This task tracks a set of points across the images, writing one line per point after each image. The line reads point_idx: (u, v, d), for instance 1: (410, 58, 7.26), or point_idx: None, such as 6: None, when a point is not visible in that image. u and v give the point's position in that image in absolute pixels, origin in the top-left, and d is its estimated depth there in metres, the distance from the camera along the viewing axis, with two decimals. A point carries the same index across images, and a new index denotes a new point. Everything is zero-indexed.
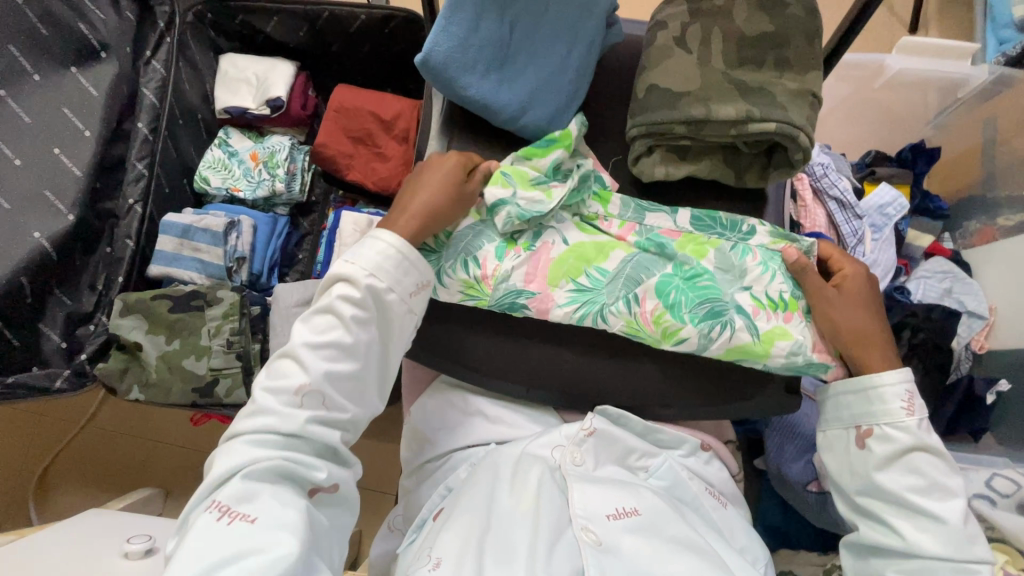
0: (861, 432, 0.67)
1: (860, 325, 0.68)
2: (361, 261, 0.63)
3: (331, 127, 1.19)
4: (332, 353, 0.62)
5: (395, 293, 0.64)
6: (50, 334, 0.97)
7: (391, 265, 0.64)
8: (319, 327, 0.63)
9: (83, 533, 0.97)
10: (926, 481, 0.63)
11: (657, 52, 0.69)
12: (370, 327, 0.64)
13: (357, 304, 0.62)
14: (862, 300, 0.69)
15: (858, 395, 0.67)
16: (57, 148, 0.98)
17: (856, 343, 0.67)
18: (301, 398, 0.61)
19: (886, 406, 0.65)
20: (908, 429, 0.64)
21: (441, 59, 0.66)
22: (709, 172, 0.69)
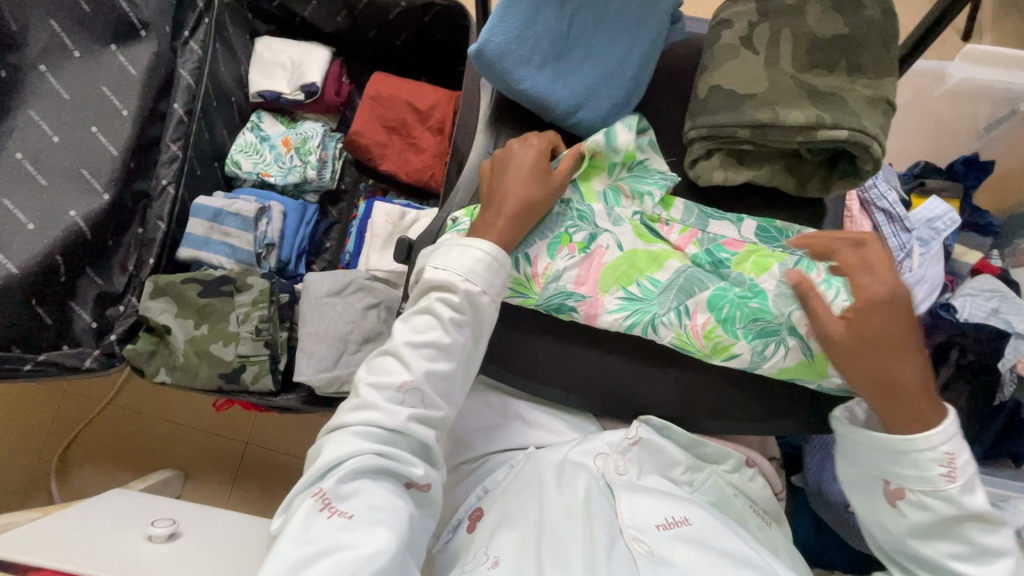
0: (893, 489, 0.61)
1: (896, 375, 0.59)
2: (458, 260, 0.63)
3: (366, 115, 1.17)
4: (430, 354, 0.63)
5: (489, 295, 0.63)
6: (80, 313, 0.97)
7: (485, 269, 0.63)
8: (418, 326, 0.63)
9: (106, 513, 0.96)
10: (969, 543, 0.59)
11: (721, 52, 0.66)
12: (465, 330, 0.63)
13: (456, 307, 0.62)
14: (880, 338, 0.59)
15: (894, 458, 0.60)
16: (95, 126, 0.97)
17: (893, 394, 0.59)
18: (403, 395, 0.61)
19: (923, 474, 0.58)
20: (947, 497, 0.58)
21: (497, 50, 0.65)
22: (771, 179, 0.66)
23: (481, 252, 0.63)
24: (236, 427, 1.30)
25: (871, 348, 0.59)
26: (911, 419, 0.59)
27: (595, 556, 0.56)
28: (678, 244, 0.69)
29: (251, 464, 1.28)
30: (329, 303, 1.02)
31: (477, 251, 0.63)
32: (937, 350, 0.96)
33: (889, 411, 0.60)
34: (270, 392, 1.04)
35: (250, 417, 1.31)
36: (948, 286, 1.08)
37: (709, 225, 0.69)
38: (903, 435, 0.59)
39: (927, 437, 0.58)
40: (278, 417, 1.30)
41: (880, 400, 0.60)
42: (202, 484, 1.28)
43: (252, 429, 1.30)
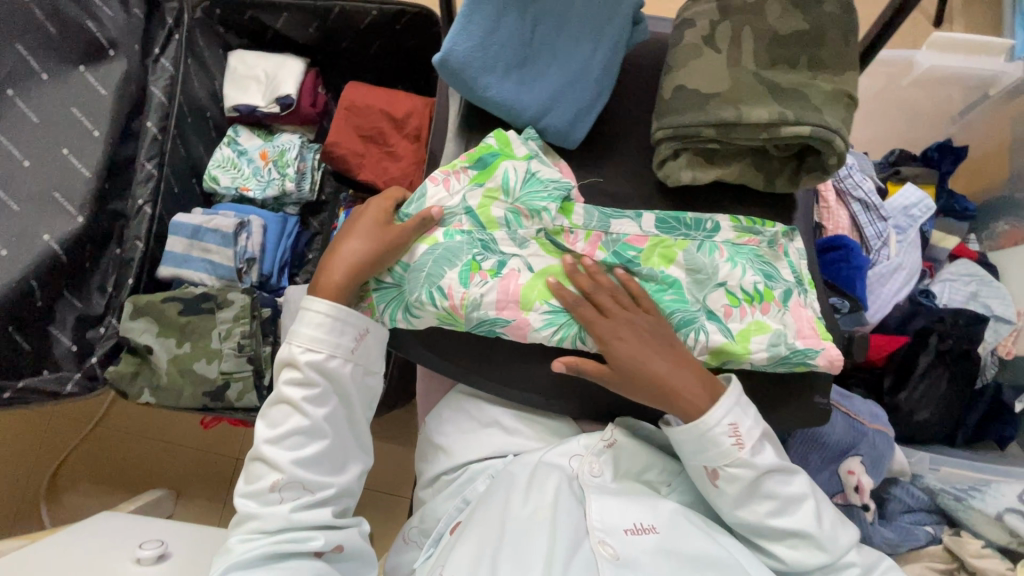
0: (709, 471, 0.63)
1: (651, 375, 0.62)
2: (299, 343, 0.65)
3: (342, 125, 1.17)
4: (297, 440, 0.65)
5: (336, 358, 0.66)
6: (60, 337, 0.96)
7: (325, 335, 0.65)
8: (277, 419, 0.66)
9: (93, 537, 0.96)
10: (778, 498, 0.62)
11: (684, 51, 0.66)
12: (323, 400, 0.66)
13: (303, 382, 0.65)
14: (641, 344, 0.63)
15: (695, 443, 0.62)
16: (67, 149, 0.97)
17: (666, 391, 0.62)
18: (278, 492, 0.64)
19: (720, 450, 0.61)
20: (749, 462, 0.61)
21: (460, 60, 0.65)
22: (738, 176, 0.66)
23: (319, 318, 0.65)
24: (226, 444, 1.30)
25: (642, 357, 0.63)
26: (687, 408, 0.62)
27: (557, 561, 0.58)
28: (586, 252, 0.69)
29: None
30: None
31: (312, 315, 0.65)
32: (918, 336, 0.95)
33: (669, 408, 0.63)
34: (255, 408, 1.03)
35: (239, 433, 1.30)
36: (927, 272, 1.08)
37: (611, 225, 0.69)
38: (689, 423, 0.62)
39: (706, 418, 0.61)
40: None
41: (655, 402, 0.63)
42: (194, 502, 1.28)
43: (242, 444, 1.29)
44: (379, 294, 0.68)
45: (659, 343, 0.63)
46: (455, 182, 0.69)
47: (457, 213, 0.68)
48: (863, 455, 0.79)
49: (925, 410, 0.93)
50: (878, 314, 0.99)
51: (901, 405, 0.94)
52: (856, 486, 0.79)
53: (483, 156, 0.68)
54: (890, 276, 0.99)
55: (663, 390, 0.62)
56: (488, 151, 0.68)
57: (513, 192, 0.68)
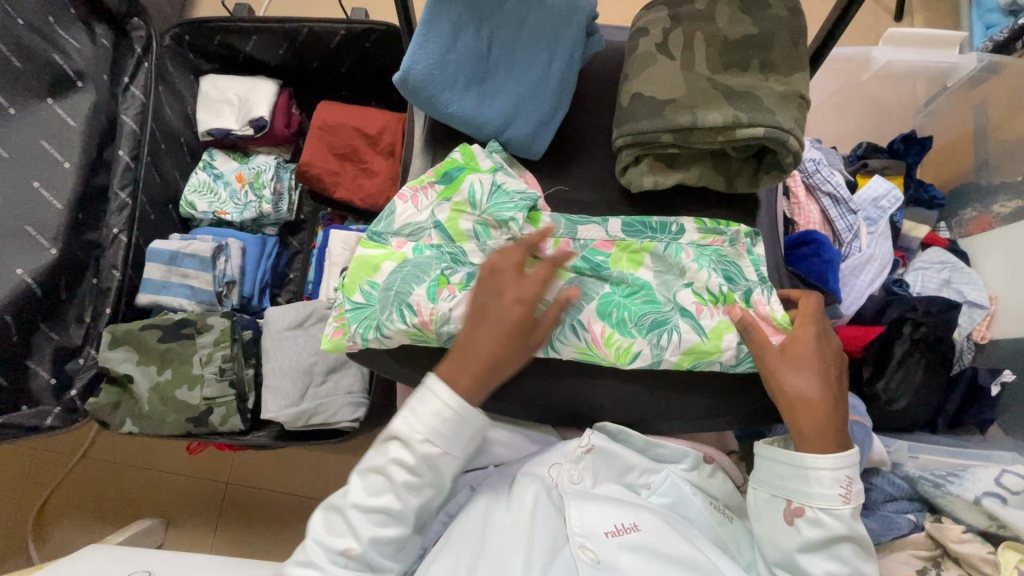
0: (793, 508, 0.62)
1: (797, 393, 0.62)
2: (420, 425, 0.61)
3: (315, 145, 1.17)
4: (380, 519, 0.62)
5: (448, 455, 0.61)
6: (39, 371, 0.97)
7: (447, 430, 0.60)
8: (371, 487, 0.62)
9: (78, 570, 0.95)
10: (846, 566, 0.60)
11: (640, 59, 0.67)
12: (419, 492, 0.62)
13: (410, 470, 0.61)
14: (808, 363, 0.63)
15: (794, 474, 0.61)
16: (37, 182, 0.97)
17: (803, 410, 0.61)
18: (346, 561, 0.61)
19: (825, 492, 0.60)
20: (841, 516, 0.60)
21: (418, 78, 0.66)
22: (699, 179, 0.67)
23: (444, 411, 0.60)
24: (215, 468, 1.29)
25: (803, 370, 0.62)
26: (814, 441, 0.61)
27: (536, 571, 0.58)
28: None
29: (233, 504, 1.27)
30: (291, 337, 1.02)
31: (438, 406, 0.60)
32: (892, 325, 0.96)
33: (798, 429, 0.61)
34: (239, 431, 1.03)
35: (227, 456, 1.29)
36: (900, 262, 1.10)
37: (578, 232, 0.70)
38: (803, 453, 0.61)
39: (822, 462, 0.60)
40: (255, 453, 1.29)
41: (787, 416, 0.62)
42: (185, 529, 1.27)
43: (232, 468, 1.28)
44: (348, 315, 0.67)
45: (808, 375, 0.62)
46: (423, 198, 0.71)
47: (426, 228, 0.69)
48: None
49: (904, 398, 0.93)
50: (854, 305, 1.01)
51: (880, 394, 0.94)
52: None
53: (448, 172, 0.70)
54: (863, 267, 1.00)
55: (801, 407, 0.61)
56: (453, 165, 0.69)
57: (479, 203, 0.68)
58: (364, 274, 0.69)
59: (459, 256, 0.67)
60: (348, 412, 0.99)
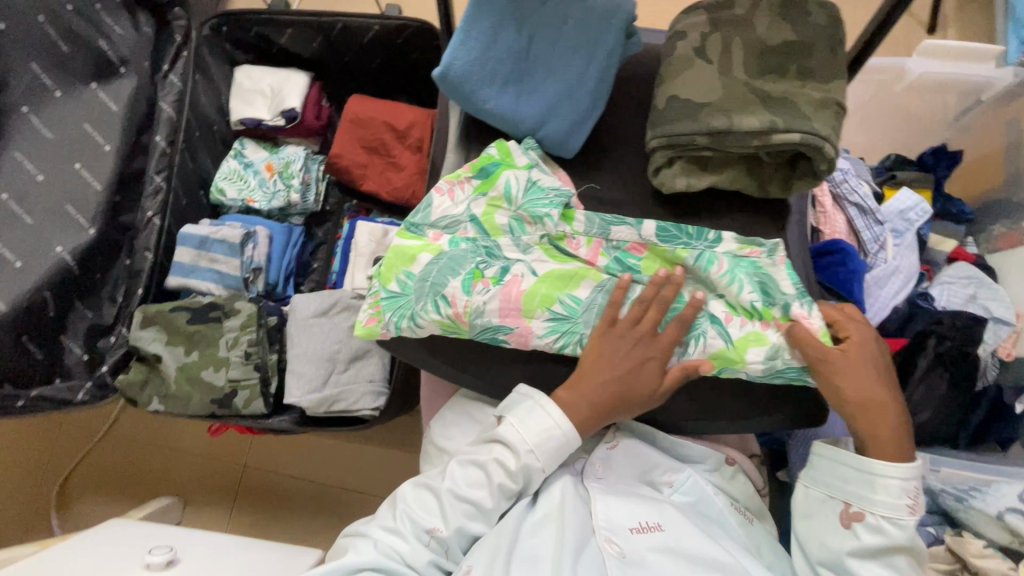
0: (852, 512, 0.63)
1: (863, 398, 0.64)
2: (527, 435, 0.66)
3: (346, 138, 1.20)
4: (467, 510, 0.66)
5: (544, 472, 0.67)
6: (72, 347, 0.99)
7: (552, 450, 0.66)
8: (470, 478, 0.67)
9: (103, 543, 0.97)
10: (899, 574, 0.61)
11: (677, 62, 0.68)
12: (509, 498, 0.67)
13: (509, 475, 0.66)
14: (870, 367, 0.64)
15: (857, 478, 0.63)
16: (79, 163, 0.99)
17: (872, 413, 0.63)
18: (427, 540, 0.66)
19: (889, 500, 0.62)
20: (903, 525, 0.61)
21: (459, 74, 0.67)
22: (732, 183, 0.68)
23: (549, 427, 0.66)
24: (233, 451, 1.31)
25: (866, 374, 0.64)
26: (886, 447, 0.63)
27: (564, 561, 0.62)
28: (588, 258, 0.70)
29: (249, 487, 1.29)
30: (316, 324, 1.04)
31: (550, 427, 0.66)
32: (916, 338, 0.96)
33: (874, 437, 0.63)
34: (261, 414, 1.05)
35: (245, 440, 1.32)
36: (925, 275, 1.09)
37: (611, 232, 0.71)
38: (880, 461, 0.62)
39: (900, 469, 0.62)
40: (272, 438, 1.31)
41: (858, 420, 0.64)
42: (202, 509, 1.29)
43: (250, 452, 1.31)
44: (384, 303, 0.69)
45: (870, 379, 0.64)
46: (459, 192, 0.72)
47: (462, 220, 0.71)
48: None
49: (926, 412, 0.93)
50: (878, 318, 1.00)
51: None
52: None
53: (485, 167, 0.71)
54: (888, 279, 1.00)
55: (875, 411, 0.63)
56: (490, 161, 0.71)
57: (515, 199, 0.70)
58: (400, 264, 0.70)
59: (494, 250, 0.69)
60: (369, 400, 1.02)
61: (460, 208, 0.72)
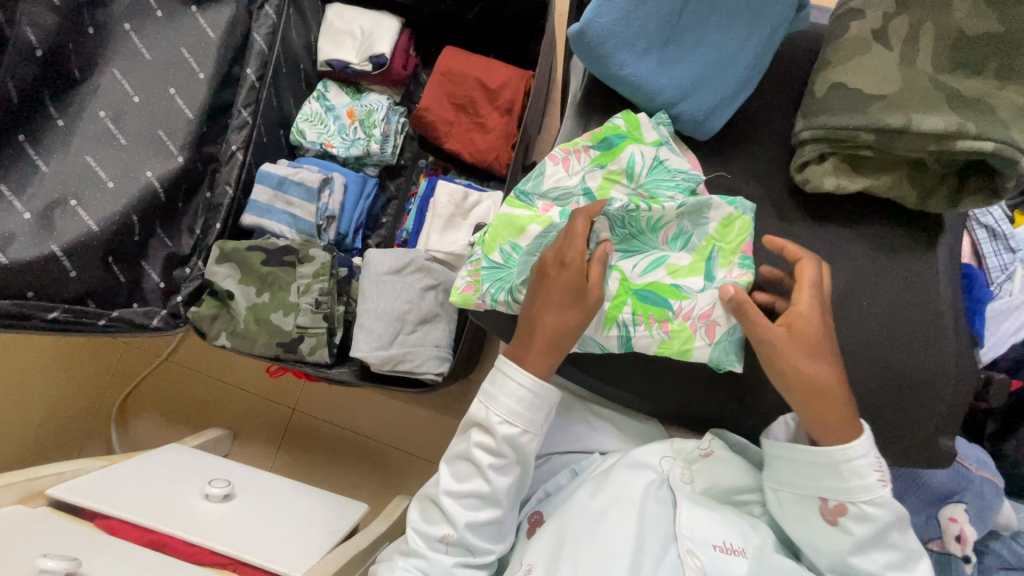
0: (832, 506, 0.58)
1: (812, 376, 0.56)
2: (495, 407, 0.63)
3: (435, 92, 1.15)
4: (471, 502, 0.65)
5: (529, 433, 0.64)
6: (150, 273, 0.99)
7: (524, 409, 0.63)
8: (461, 473, 0.66)
9: (167, 467, 1.00)
10: (898, 550, 0.58)
11: (848, 45, 0.60)
12: (507, 470, 0.64)
13: (493, 452, 0.64)
14: (810, 348, 0.56)
15: (824, 472, 0.57)
16: (173, 89, 0.98)
17: (816, 398, 0.56)
18: (447, 545, 0.66)
19: (860, 484, 0.56)
20: (884, 501, 0.56)
21: (600, 33, 0.61)
22: (888, 190, 0.60)
23: (519, 390, 0.62)
24: (285, 394, 1.33)
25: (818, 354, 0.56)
26: (830, 430, 0.57)
27: (639, 568, 0.59)
28: None
29: (297, 430, 1.31)
30: (388, 281, 1.01)
31: (514, 388, 0.63)
32: None
33: (815, 417, 0.57)
34: (325, 364, 1.05)
35: (297, 385, 1.32)
36: None
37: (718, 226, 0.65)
38: (831, 449, 0.56)
39: (855, 449, 0.55)
40: (324, 387, 1.31)
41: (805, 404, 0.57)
42: (250, 445, 1.32)
43: (300, 397, 1.32)
44: (485, 272, 0.66)
45: (812, 352, 0.57)
46: (575, 161, 0.66)
47: (575, 193, 0.66)
48: (968, 504, 0.73)
49: None
50: (991, 353, 0.90)
51: (1009, 454, 0.88)
52: (957, 536, 0.73)
53: (608, 138, 0.65)
54: (1008, 315, 0.88)
55: (816, 397, 0.56)
56: (614, 132, 0.65)
57: (636, 178, 0.64)
58: (506, 234, 0.66)
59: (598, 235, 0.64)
60: (434, 365, 1.00)
61: (574, 178, 0.66)
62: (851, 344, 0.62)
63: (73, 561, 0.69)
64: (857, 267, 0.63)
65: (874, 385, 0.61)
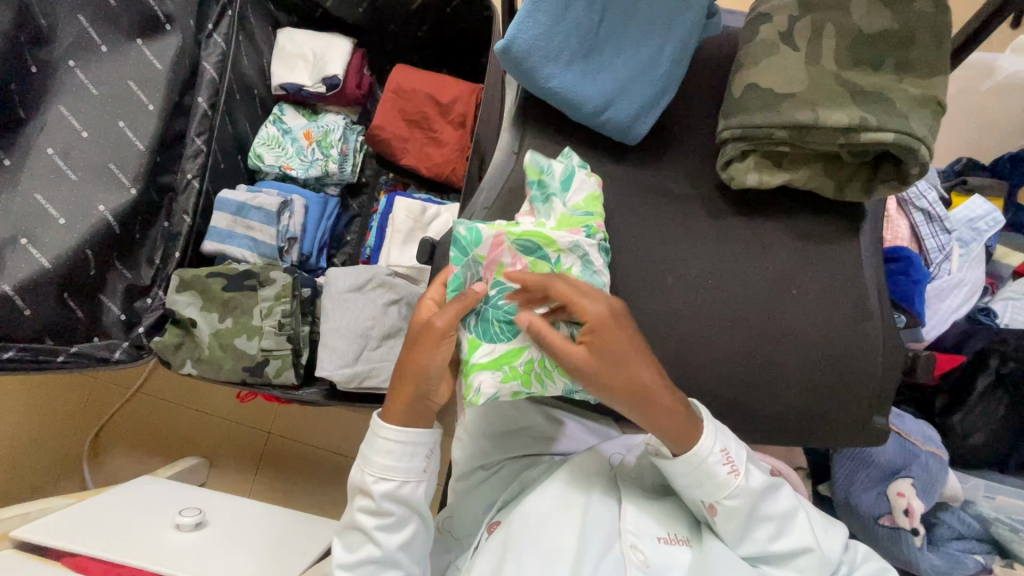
0: (707, 505, 0.62)
1: (636, 382, 0.58)
2: (368, 470, 0.66)
3: (388, 109, 1.17)
4: (369, 569, 0.67)
5: (408, 483, 0.66)
6: (110, 306, 0.98)
7: (395, 461, 0.65)
8: (352, 545, 0.68)
9: (137, 500, 0.99)
10: (774, 520, 0.62)
11: (759, 47, 0.63)
12: (394, 528, 0.66)
13: (375, 512, 0.66)
14: (619, 351, 0.57)
15: (683, 477, 0.61)
16: (123, 122, 0.98)
17: (646, 398, 0.58)
18: None
19: (715, 481, 0.60)
20: (741, 489, 0.60)
21: (525, 47, 0.63)
22: (806, 183, 0.63)
23: (388, 446, 0.65)
24: (260, 417, 1.33)
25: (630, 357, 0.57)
26: (664, 425, 0.59)
27: (581, 563, 0.61)
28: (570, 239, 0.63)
29: (273, 453, 1.31)
30: (350, 299, 1.03)
31: (382, 445, 0.65)
32: (978, 357, 0.89)
33: (649, 418, 0.58)
34: (293, 385, 1.05)
35: (271, 408, 1.32)
36: (988, 289, 1.01)
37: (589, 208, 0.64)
38: (686, 455, 0.60)
39: (701, 449, 0.59)
40: (299, 408, 1.31)
41: (636, 405, 0.58)
42: (227, 472, 1.31)
43: (276, 419, 1.32)
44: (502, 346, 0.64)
45: (626, 358, 0.57)
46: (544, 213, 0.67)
47: None
48: (916, 478, 0.77)
49: (981, 434, 0.89)
50: (933, 331, 0.93)
51: (954, 427, 0.90)
52: (906, 510, 0.77)
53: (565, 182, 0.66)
54: (950, 292, 0.92)
55: (639, 398, 0.57)
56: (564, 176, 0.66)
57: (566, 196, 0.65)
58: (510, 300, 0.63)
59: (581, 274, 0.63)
60: None
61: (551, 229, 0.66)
62: (787, 331, 0.64)
63: None
64: (787, 257, 0.66)
65: (809, 369, 0.64)
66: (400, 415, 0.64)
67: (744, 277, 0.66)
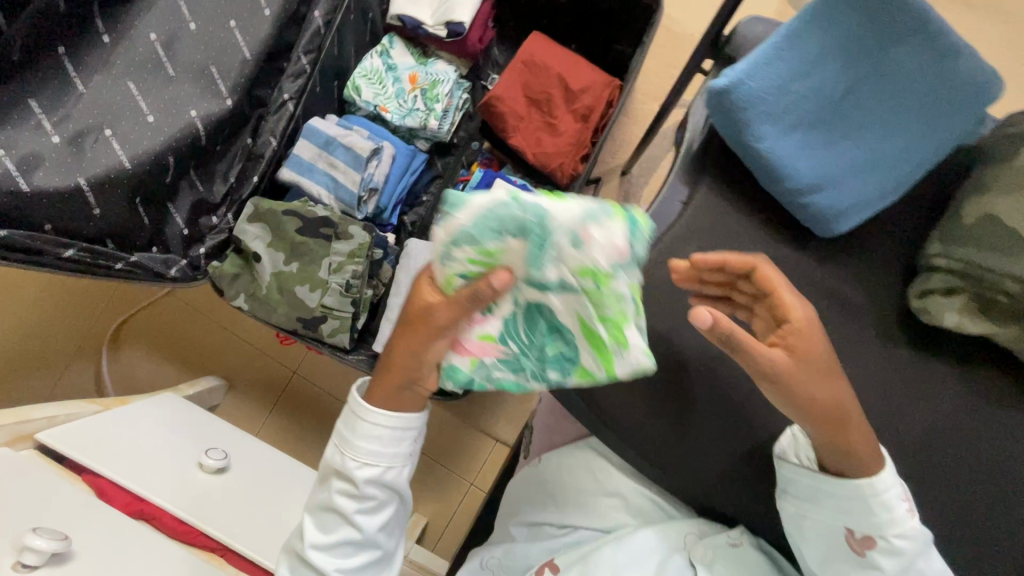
0: (861, 539, 0.57)
1: (832, 402, 0.54)
2: (353, 454, 0.59)
3: (512, 80, 1.07)
4: (346, 549, 0.62)
5: (394, 469, 0.60)
6: (175, 217, 0.91)
7: (382, 448, 0.59)
8: (324, 525, 0.62)
9: (162, 420, 0.95)
10: None
11: (1013, 175, 0.56)
12: (376, 512, 0.61)
13: (357, 497, 0.60)
14: (820, 362, 0.54)
15: (850, 496, 0.55)
16: (233, 22, 0.87)
17: (843, 424, 0.54)
18: None
19: (891, 516, 0.55)
20: (912, 531, 0.55)
21: (749, 95, 0.56)
22: (1016, 341, 0.56)
23: (376, 432, 0.58)
24: (289, 354, 1.28)
25: (824, 369, 0.54)
26: (845, 457, 0.55)
27: None
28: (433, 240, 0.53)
29: (294, 394, 1.27)
30: None
31: (367, 431, 0.58)
32: None
33: (845, 445, 0.54)
34: (343, 348, 0.99)
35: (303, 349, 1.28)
36: None
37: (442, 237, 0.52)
38: (862, 481, 0.55)
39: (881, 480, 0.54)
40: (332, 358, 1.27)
41: (838, 430, 0.54)
42: (243, 400, 1.28)
43: (304, 361, 1.28)
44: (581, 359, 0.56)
45: (826, 370, 0.54)
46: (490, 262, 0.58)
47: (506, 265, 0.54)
48: None
49: None
50: None
51: None
52: None
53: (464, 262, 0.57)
54: None
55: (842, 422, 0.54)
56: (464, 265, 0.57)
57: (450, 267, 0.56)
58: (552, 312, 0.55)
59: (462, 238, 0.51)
60: None
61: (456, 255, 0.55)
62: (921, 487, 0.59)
63: (64, 540, 0.62)
64: (944, 405, 0.61)
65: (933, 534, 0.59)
66: (387, 400, 0.59)
67: (890, 413, 0.61)
